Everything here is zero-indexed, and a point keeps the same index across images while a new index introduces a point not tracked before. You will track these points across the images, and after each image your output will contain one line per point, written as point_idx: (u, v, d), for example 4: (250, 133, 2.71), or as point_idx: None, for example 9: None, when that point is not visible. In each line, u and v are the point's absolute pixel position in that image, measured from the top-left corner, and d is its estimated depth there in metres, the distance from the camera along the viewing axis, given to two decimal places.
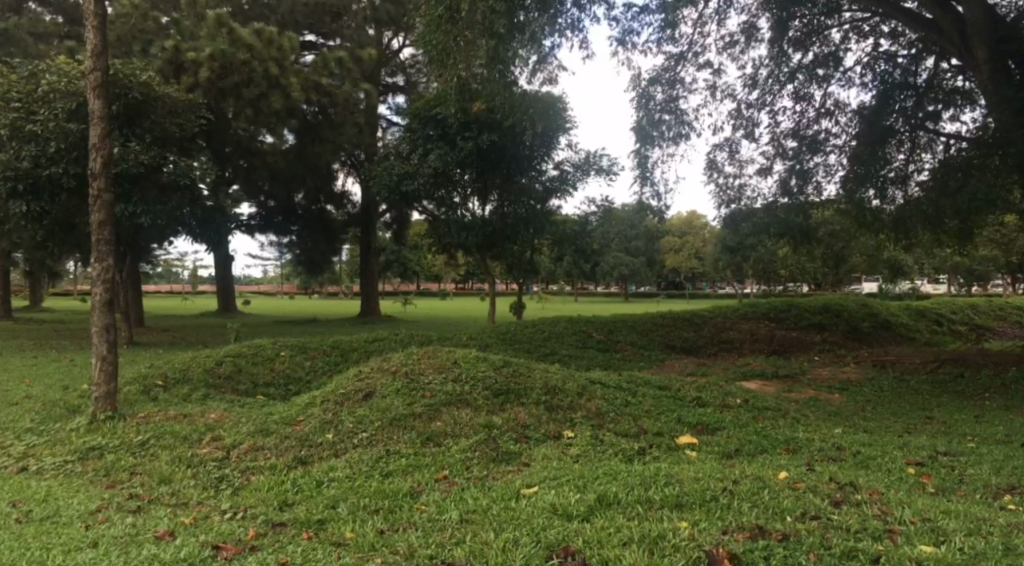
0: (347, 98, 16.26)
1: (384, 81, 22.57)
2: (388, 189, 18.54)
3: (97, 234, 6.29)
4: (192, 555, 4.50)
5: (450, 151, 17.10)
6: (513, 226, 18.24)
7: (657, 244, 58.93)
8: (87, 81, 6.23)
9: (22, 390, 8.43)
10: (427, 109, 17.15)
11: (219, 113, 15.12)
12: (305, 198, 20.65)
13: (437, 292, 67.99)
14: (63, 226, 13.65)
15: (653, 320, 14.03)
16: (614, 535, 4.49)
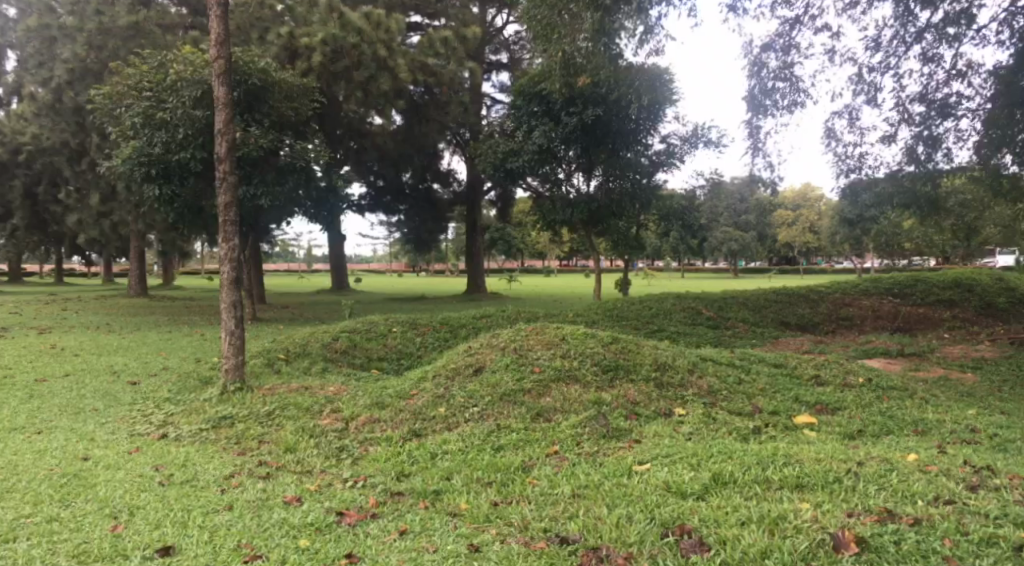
0: (452, 78, 16.48)
1: (487, 59, 22.58)
2: (493, 166, 18.78)
3: (224, 215, 6.49)
4: (319, 521, 4.96)
5: (556, 127, 17.10)
6: (619, 202, 18.00)
7: (770, 219, 57.44)
8: (212, 68, 6.38)
9: (159, 361, 9.09)
10: (530, 86, 17.14)
11: (331, 96, 15.68)
12: (414, 177, 21.13)
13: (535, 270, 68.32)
14: (190, 210, 14.49)
15: (765, 296, 13.60)
16: (732, 515, 4.44)
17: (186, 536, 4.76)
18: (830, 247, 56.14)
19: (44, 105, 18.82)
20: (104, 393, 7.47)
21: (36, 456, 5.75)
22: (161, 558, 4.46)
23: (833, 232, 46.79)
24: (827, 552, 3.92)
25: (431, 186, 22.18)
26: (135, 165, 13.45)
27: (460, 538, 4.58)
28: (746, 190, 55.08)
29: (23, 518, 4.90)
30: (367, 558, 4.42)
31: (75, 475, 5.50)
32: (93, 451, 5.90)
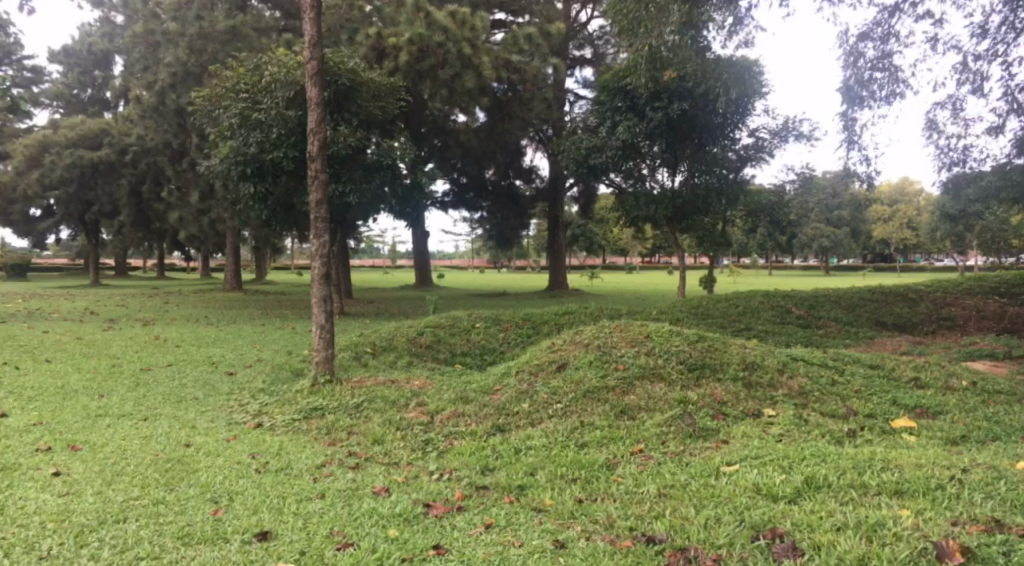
0: (536, 74, 16.47)
1: (571, 54, 22.49)
2: (576, 162, 18.77)
3: (316, 212, 6.65)
4: (406, 511, 5.07)
5: (639, 122, 16.71)
6: (706, 198, 17.63)
7: (865, 215, 55.51)
8: (305, 70, 6.53)
9: (254, 353, 9.44)
10: (615, 81, 16.89)
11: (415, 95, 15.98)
12: (497, 174, 21.36)
13: (616, 266, 67.69)
14: (282, 207, 15.01)
15: (859, 295, 13.13)
16: (827, 519, 4.29)
17: (282, 521, 4.96)
18: (931, 243, 53.79)
19: (149, 108, 19.78)
20: (204, 383, 7.82)
21: (143, 442, 6.05)
22: (260, 543, 4.67)
23: (936, 228, 44.83)
24: (931, 561, 3.75)
25: (513, 182, 22.36)
26: (232, 164, 14.02)
27: (545, 534, 4.62)
28: (840, 185, 53.44)
29: (133, 499, 5.19)
30: (455, 550, 4.52)
31: (178, 461, 5.77)
32: (194, 438, 6.18)
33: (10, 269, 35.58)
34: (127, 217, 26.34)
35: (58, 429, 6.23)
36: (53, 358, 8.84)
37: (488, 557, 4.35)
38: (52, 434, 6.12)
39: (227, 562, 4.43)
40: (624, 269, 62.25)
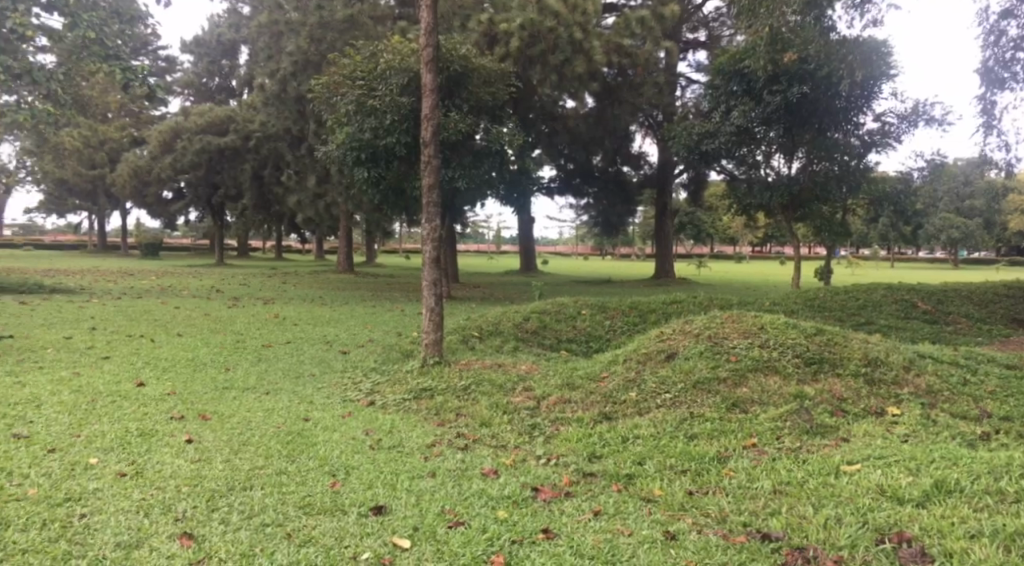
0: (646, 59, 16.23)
1: (685, 38, 21.97)
2: (688, 148, 18.36)
3: (428, 197, 6.75)
4: (515, 494, 5.14)
5: (756, 106, 16.33)
6: (824, 185, 17.02)
7: (1000, 205, 51.82)
8: (421, 57, 6.63)
9: (366, 333, 9.75)
10: (732, 64, 16.50)
11: (526, 81, 15.94)
12: (604, 161, 21.26)
13: (722, 256, 66.04)
14: (393, 192, 15.51)
15: (991, 291, 12.32)
16: (960, 526, 4.04)
17: (395, 497, 5.11)
18: None
19: (271, 95, 20.72)
20: (320, 360, 8.14)
21: (266, 414, 6.35)
22: (375, 516, 4.83)
23: None
24: None
25: (622, 169, 22.18)
26: (349, 150, 14.55)
27: (656, 524, 4.58)
28: (973, 173, 50.10)
29: (258, 468, 5.45)
30: (563, 534, 4.56)
31: (298, 434, 6.01)
32: (312, 413, 6.43)
33: (144, 247, 38.26)
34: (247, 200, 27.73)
35: (189, 399, 6.61)
36: (184, 331, 9.40)
37: (599, 544, 4.36)
38: (185, 403, 6.50)
39: (346, 533, 4.61)
40: (730, 259, 60.78)
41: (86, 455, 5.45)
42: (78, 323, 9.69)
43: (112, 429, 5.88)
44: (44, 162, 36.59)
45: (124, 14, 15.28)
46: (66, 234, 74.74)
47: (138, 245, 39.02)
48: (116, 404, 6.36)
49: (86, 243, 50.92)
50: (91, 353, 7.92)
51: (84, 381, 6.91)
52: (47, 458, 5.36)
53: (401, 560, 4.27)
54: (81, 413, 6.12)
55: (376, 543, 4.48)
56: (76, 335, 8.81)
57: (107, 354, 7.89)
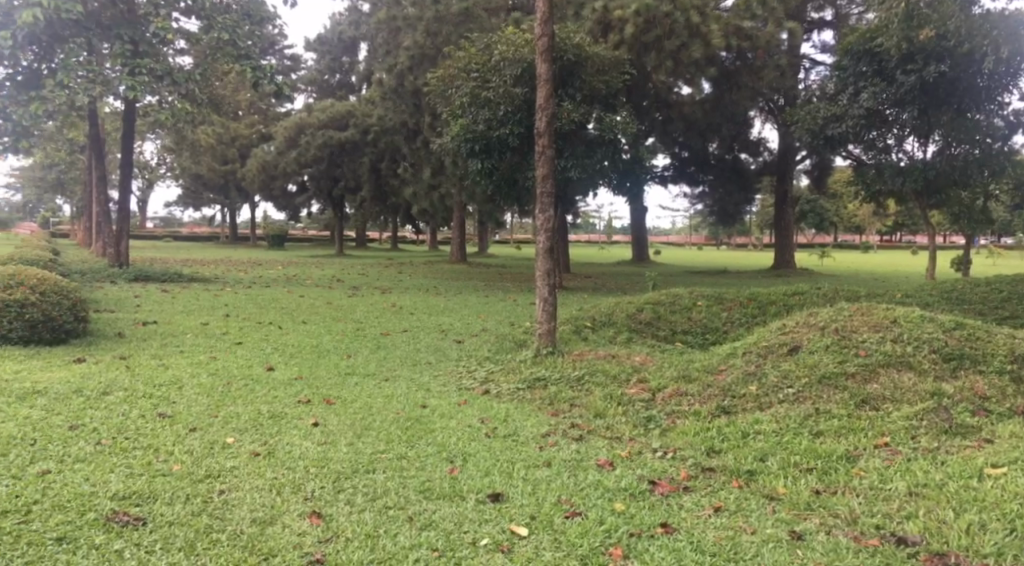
0: (769, 41, 15.93)
1: (809, 17, 20.98)
2: (812, 134, 17.61)
3: (542, 187, 6.76)
4: (632, 487, 5.08)
5: (887, 87, 15.53)
6: (963, 171, 16.02)
7: None
8: (537, 47, 6.66)
9: (480, 322, 9.91)
10: (862, 43, 15.92)
11: (641, 68, 15.72)
12: (721, 148, 20.83)
13: (851, 246, 62.51)
14: (506, 183, 15.50)
15: None
16: None
17: (512, 485, 5.16)
18: None
19: (388, 90, 21.38)
20: (435, 348, 8.33)
21: (386, 401, 6.55)
22: (492, 503, 4.90)
23: None
24: None
25: (739, 157, 21.69)
26: (462, 142, 14.71)
27: (781, 523, 4.43)
28: None
29: (379, 452, 5.62)
30: (683, 529, 4.48)
31: (416, 421, 6.17)
32: (429, 400, 6.58)
33: (270, 239, 40.32)
34: (366, 192, 28.73)
35: (315, 384, 6.90)
36: (309, 319, 9.84)
37: (720, 541, 4.26)
38: (311, 388, 6.80)
39: (465, 518, 4.69)
40: (857, 250, 57.61)
41: (223, 434, 5.78)
42: (214, 310, 10.29)
43: (246, 410, 6.22)
44: (182, 159, 39.14)
45: (253, 15, 16.31)
46: (201, 227, 79.59)
47: (265, 236, 41.30)
48: (249, 387, 6.73)
49: (220, 236, 54.27)
50: (225, 339, 8.40)
51: (220, 364, 7.35)
52: (189, 436, 5.73)
53: (519, 548, 4.32)
54: (218, 395, 6.50)
55: (494, 529, 4.55)
56: (212, 322, 9.38)
57: (240, 340, 8.35)
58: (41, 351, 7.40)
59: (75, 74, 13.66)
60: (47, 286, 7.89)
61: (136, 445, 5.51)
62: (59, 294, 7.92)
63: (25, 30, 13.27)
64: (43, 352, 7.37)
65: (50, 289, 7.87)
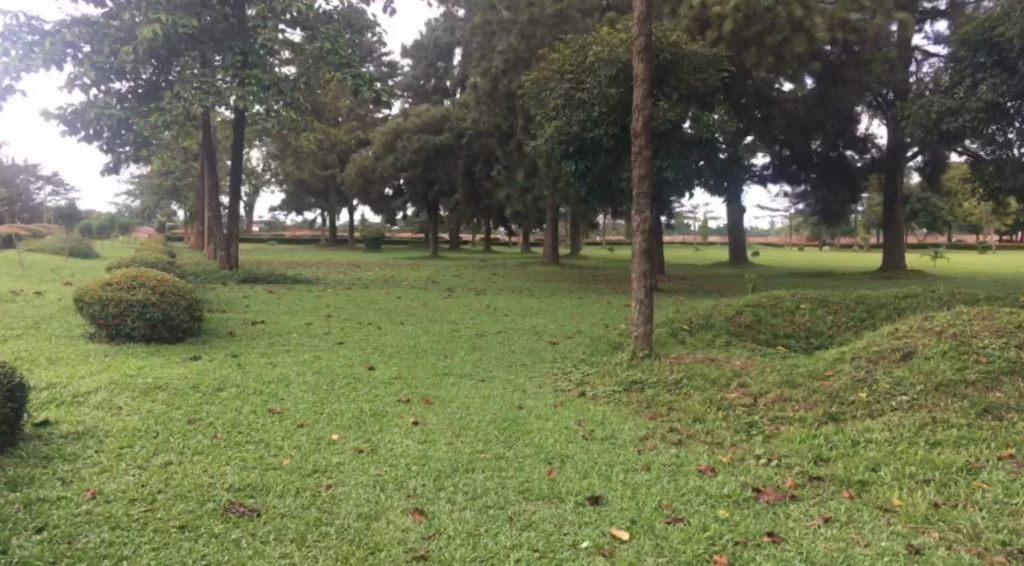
0: (877, 32, 15.59)
1: (921, 8, 19.92)
2: (925, 129, 16.96)
3: (638, 188, 6.76)
4: (736, 494, 4.97)
5: (1009, 79, 14.35)
6: None
7: None
8: (634, 47, 6.69)
9: (575, 324, 9.94)
10: (980, 33, 14.82)
11: (740, 64, 15.41)
12: (824, 144, 20.27)
13: (967, 247, 58.66)
14: (598, 184, 15.63)
15: None
16: None
17: (612, 488, 5.13)
18: None
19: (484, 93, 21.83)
20: (530, 349, 8.41)
21: (483, 401, 6.64)
22: (592, 506, 4.87)
23: None
24: None
25: (844, 154, 20.95)
26: (556, 144, 15.07)
27: (897, 536, 4.23)
28: None
29: (479, 452, 5.69)
30: (791, 540, 4.34)
31: (513, 421, 6.23)
32: (525, 401, 6.65)
33: (368, 241, 41.54)
34: (462, 195, 29.10)
35: (413, 384, 7.05)
36: (407, 320, 10.07)
37: (832, 553, 4.11)
38: (409, 387, 6.96)
39: (565, 520, 4.68)
40: (976, 251, 54.07)
41: (329, 431, 5.97)
42: (317, 311, 10.65)
43: (349, 408, 6.40)
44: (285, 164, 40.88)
45: (354, 24, 17.02)
46: (303, 229, 82.39)
47: (363, 238, 42.61)
48: (352, 386, 6.95)
49: (322, 238, 56.32)
50: (328, 339, 8.68)
51: (324, 362, 7.63)
52: (297, 432, 5.94)
53: (621, 553, 4.28)
54: (323, 393, 6.73)
55: (595, 532, 4.52)
56: (315, 321, 9.73)
57: (342, 340, 8.62)
58: (159, 348, 7.83)
59: (190, 85, 14.45)
60: (166, 286, 8.36)
61: (249, 439, 5.75)
62: (177, 294, 8.38)
63: (146, 46, 14.12)
64: (162, 350, 7.79)
65: (169, 289, 8.33)
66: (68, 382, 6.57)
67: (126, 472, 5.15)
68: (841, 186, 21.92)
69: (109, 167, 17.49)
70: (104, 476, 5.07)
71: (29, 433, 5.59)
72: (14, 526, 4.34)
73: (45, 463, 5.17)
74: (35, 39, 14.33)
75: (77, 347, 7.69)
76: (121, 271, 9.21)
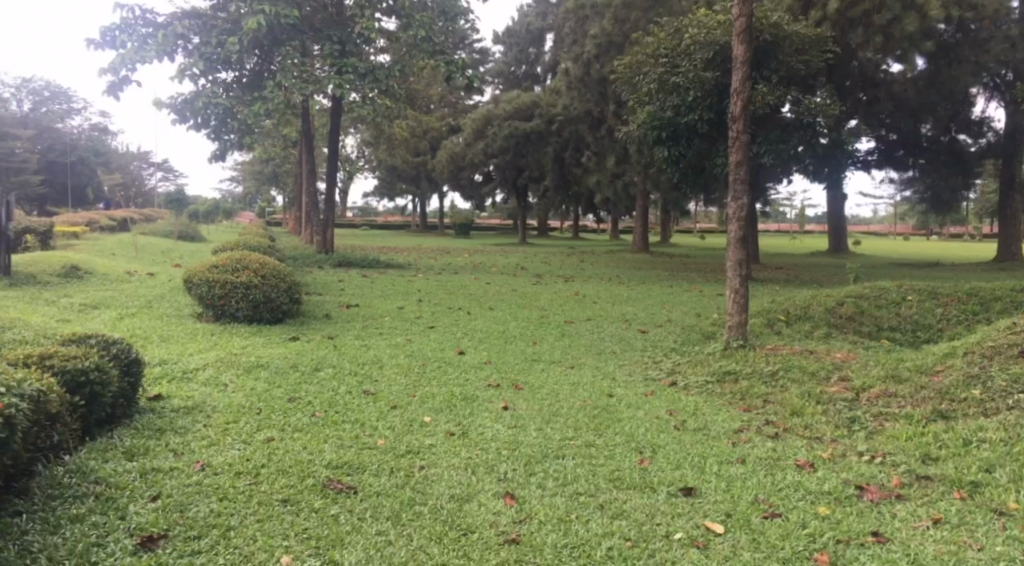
0: (996, 9, 15.11)
1: None
2: None
3: (735, 173, 6.74)
4: (836, 491, 4.80)
5: None
6: None
7: None
8: (734, 28, 6.74)
9: (665, 313, 9.82)
10: None
11: (846, 44, 15.22)
12: (934, 129, 19.37)
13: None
14: (694, 169, 15.51)
15: None
16: None
17: (705, 480, 5.04)
18: None
19: (576, 79, 21.97)
20: (619, 337, 8.37)
21: (572, 388, 6.66)
22: (686, 497, 4.80)
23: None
24: None
25: (956, 138, 19.88)
26: (649, 129, 14.79)
27: (1015, 542, 3.99)
28: None
29: (569, 439, 5.69)
30: (897, 540, 4.16)
31: (603, 409, 6.22)
32: (616, 389, 6.64)
33: (458, 228, 42.20)
34: (551, 181, 29.00)
35: (502, 368, 7.16)
36: (496, 305, 10.16)
37: (943, 556, 3.93)
38: (499, 372, 7.06)
39: (657, 511, 4.63)
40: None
41: (420, 413, 6.09)
42: (409, 295, 10.85)
43: (441, 391, 6.53)
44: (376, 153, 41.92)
45: (448, 11, 17.06)
46: (396, 215, 84.28)
47: (455, 225, 43.30)
48: (443, 369, 7.09)
49: (413, 224, 57.41)
50: (418, 323, 8.83)
51: (416, 346, 7.77)
52: (390, 413, 6.08)
53: (716, 545, 4.20)
54: (414, 375, 6.88)
55: (688, 524, 4.45)
56: (407, 305, 9.94)
57: (432, 324, 8.75)
58: (261, 329, 8.14)
59: (290, 75, 14.84)
60: (267, 270, 8.67)
61: (345, 419, 5.91)
62: (277, 277, 8.68)
63: (250, 36, 14.42)
64: (263, 331, 8.09)
65: (269, 272, 8.64)
66: (178, 359, 6.92)
67: (232, 446, 5.38)
68: (954, 174, 20.54)
69: (216, 154, 18.33)
70: (212, 450, 5.31)
71: (144, 406, 5.93)
72: (132, 495, 4.59)
73: (159, 436, 5.44)
74: (149, 31, 15.21)
75: (186, 326, 8.09)
76: (224, 255, 9.61)
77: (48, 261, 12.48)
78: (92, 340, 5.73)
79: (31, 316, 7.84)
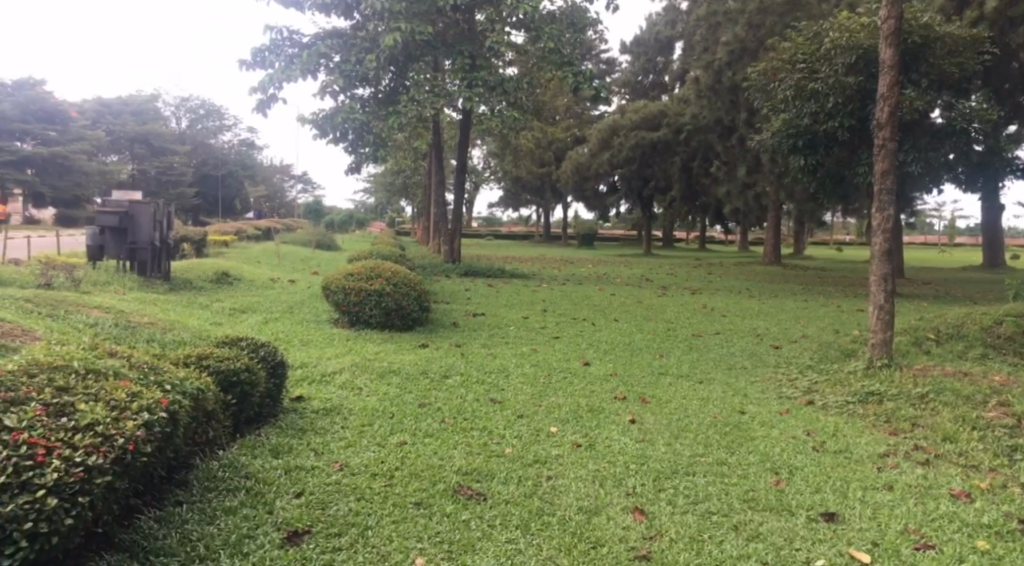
0: None
1: None
2: None
3: (882, 182, 6.57)
4: (997, 524, 4.45)
5: None
6: None
7: None
8: (882, 30, 6.50)
9: (799, 328, 9.45)
10: None
11: (1006, 45, 14.40)
12: None
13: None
14: (832, 178, 14.94)
15: None
16: None
17: (848, 506, 4.78)
18: None
19: (703, 88, 21.72)
20: (750, 352, 8.15)
21: (702, 404, 6.53)
22: (826, 523, 4.57)
23: None
24: None
25: None
26: (784, 137, 14.39)
27: None
28: None
29: (699, 455, 5.56)
30: None
31: (735, 427, 6.06)
32: (748, 406, 6.46)
33: (583, 237, 42.61)
34: (677, 192, 28.65)
35: (629, 382, 7.09)
36: (621, 317, 10.12)
37: None
38: (625, 385, 7.01)
39: (796, 534, 4.43)
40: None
41: (548, 423, 6.12)
42: (533, 305, 10.95)
43: (567, 402, 6.55)
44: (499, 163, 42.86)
45: (577, 22, 17.42)
46: (520, 225, 85.09)
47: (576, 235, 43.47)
48: (570, 380, 7.11)
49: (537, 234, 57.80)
50: (544, 333, 8.91)
51: (541, 356, 7.84)
52: (518, 422, 6.15)
53: None
54: (541, 386, 6.93)
55: (831, 551, 4.23)
56: (531, 315, 10.07)
57: (558, 335, 8.80)
58: (391, 336, 8.43)
59: (423, 88, 15.69)
60: (398, 278, 8.96)
61: (474, 426, 6.02)
62: (407, 285, 8.95)
63: (386, 53, 15.19)
64: (393, 337, 8.39)
65: (400, 281, 8.92)
66: (316, 362, 7.29)
67: (367, 448, 5.57)
68: None
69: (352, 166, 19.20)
70: (349, 451, 5.52)
71: (288, 406, 6.28)
72: (277, 491, 4.83)
73: (300, 435, 5.72)
74: (296, 52, 15.98)
75: (323, 331, 8.49)
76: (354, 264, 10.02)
77: (203, 268, 13.47)
78: (242, 342, 6.10)
79: (189, 318, 8.44)
